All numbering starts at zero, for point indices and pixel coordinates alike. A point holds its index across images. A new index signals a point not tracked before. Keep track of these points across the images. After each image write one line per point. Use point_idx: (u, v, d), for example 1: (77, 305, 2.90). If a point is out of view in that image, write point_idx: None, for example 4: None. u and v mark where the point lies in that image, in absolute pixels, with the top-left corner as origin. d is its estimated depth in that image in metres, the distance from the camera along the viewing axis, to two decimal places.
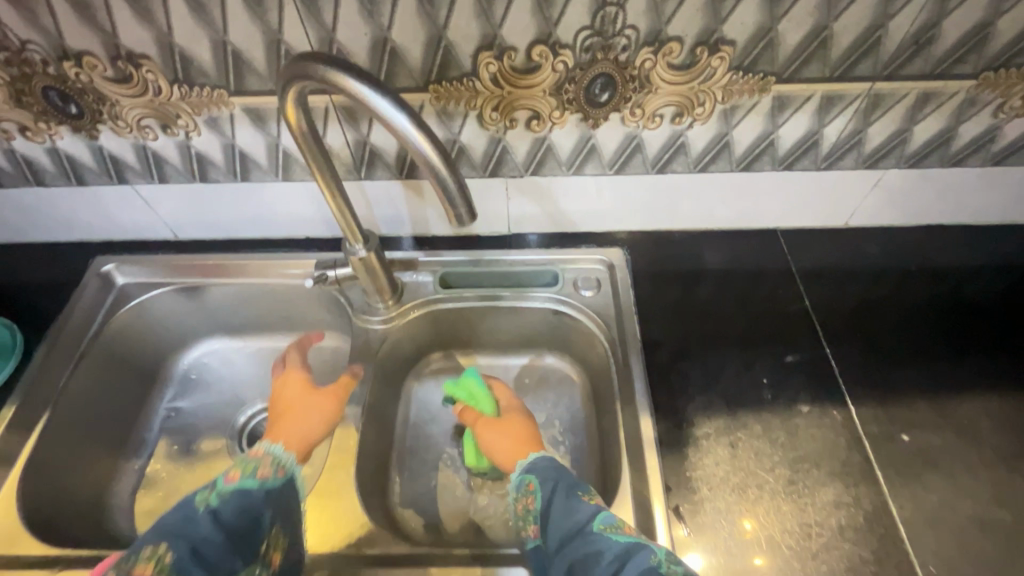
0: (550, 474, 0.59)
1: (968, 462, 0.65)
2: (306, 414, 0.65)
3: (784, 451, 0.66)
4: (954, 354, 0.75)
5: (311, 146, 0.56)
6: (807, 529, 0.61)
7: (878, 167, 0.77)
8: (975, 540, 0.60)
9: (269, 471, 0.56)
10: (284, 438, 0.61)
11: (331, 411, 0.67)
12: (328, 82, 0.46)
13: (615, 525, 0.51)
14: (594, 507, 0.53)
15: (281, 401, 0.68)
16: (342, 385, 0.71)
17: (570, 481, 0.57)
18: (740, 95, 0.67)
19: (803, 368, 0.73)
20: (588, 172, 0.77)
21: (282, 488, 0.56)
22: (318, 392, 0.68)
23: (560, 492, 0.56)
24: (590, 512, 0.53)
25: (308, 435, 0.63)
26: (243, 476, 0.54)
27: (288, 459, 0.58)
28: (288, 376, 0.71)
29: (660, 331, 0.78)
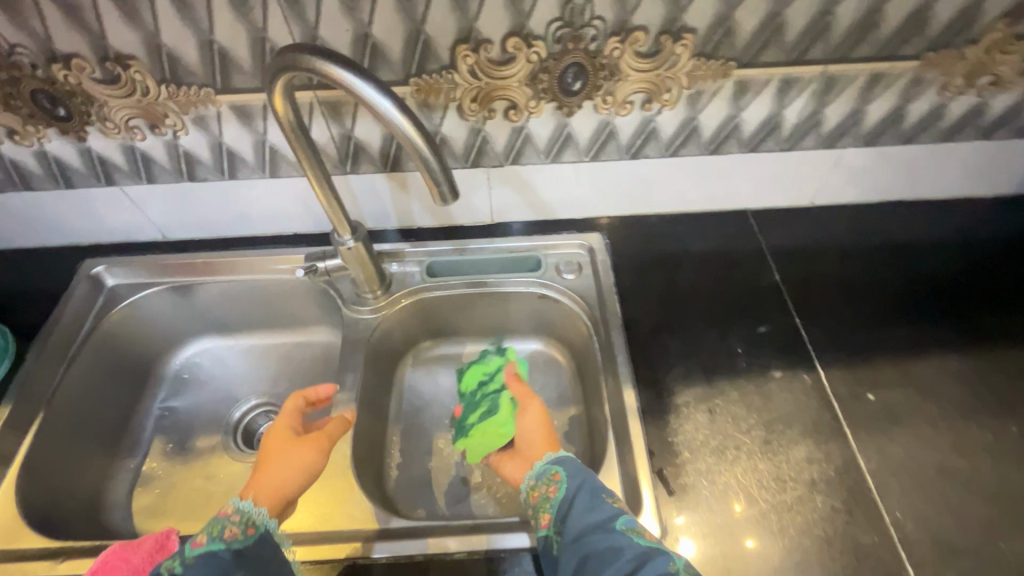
0: (578, 472, 0.60)
1: (929, 416, 0.70)
2: (287, 464, 0.63)
3: (759, 413, 0.70)
4: (913, 319, 0.80)
5: (297, 136, 0.58)
6: (782, 484, 0.65)
7: (836, 146, 0.82)
8: (937, 486, 0.65)
9: (238, 530, 0.55)
10: (257, 492, 0.60)
11: (313, 463, 0.64)
12: (313, 70, 0.48)
13: (637, 528, 0.54)
14: (617, 509, 0.56)
15: (264, 450, 0.65)
16: (327, 435, 0.67)
17: (596, 480, 0.59)
18: (704, 81, 0.71)
19: (774, 337, 0.78)
20: (565, 160, 0.81)
21: (253, 547, 0.55)
22: (304, 439, 0.66)
23: (586, 488, 0.58)
24: (613, 512, 0.55)
25: (284, 489, 0.61)
26: (210, 540, 0.53)
27: (259, 519, 0.57)
28: (282, 415, 0.69)
29: (640, 309, 0.82)
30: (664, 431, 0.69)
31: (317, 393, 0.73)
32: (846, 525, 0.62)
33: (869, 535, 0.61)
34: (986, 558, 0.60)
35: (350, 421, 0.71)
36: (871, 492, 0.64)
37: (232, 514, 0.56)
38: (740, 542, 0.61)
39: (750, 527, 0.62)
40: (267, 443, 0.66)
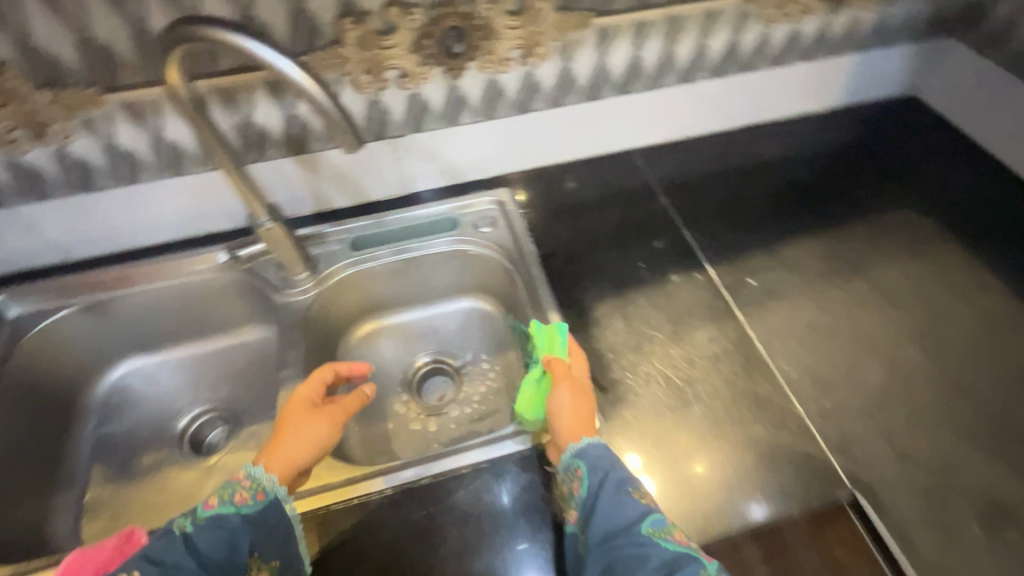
0: (605, 465, 0.60)
1: (796, 287, 0.85)
2: (304, 435, 0.65)
3: (665, 312, 0.82)
4: (775, 216, 0.95)
5: (191, 107, 0.63)
6: (690, 360, 0.77)
7: (691, 79, 0.95)
8: (810, 339, 0.79)
9: (247, 496, 0.58)
10: (271, 459, 0.62)
11: (326, 437, 0.67)
12: (208, 38, 0.54)
13: (666, 529, 0.54)
14: (643, 507, 0.56)
15: (281, 418, 0.67)
16: (344, 409, 0.70)
17: (623, 475, 0.59)
18: (570, 32, 0.80)
19: (669, 248, 0.90)
20: (464, 121, 0.89)
21: (260, 513, 0.58)
22: (322, 412, 0.68)
23: (612, 483, 0.58)
24: (641, 512, 0.56)
25: (296, 460, 0.63)
26: (221, 504, 0.56)
27: (268, 485, 0.59)
28: (306, 384, 0.71)
29: (554, 246, 0.91)
30: (589, 341, 0.79)
31: (344, 366, 0.75)
32: (744, 383, 0.74)
33: (763, 386, 0.74)
34: (851, 385, 0.74)
35: (367, 398, 0.72)
36: (760, 354, 0.77)
37: (243, 479, 0.59)
38: (664, 414, 0.72)
39: (671, 401, 0.73)
40: (288, 408, 0.68)
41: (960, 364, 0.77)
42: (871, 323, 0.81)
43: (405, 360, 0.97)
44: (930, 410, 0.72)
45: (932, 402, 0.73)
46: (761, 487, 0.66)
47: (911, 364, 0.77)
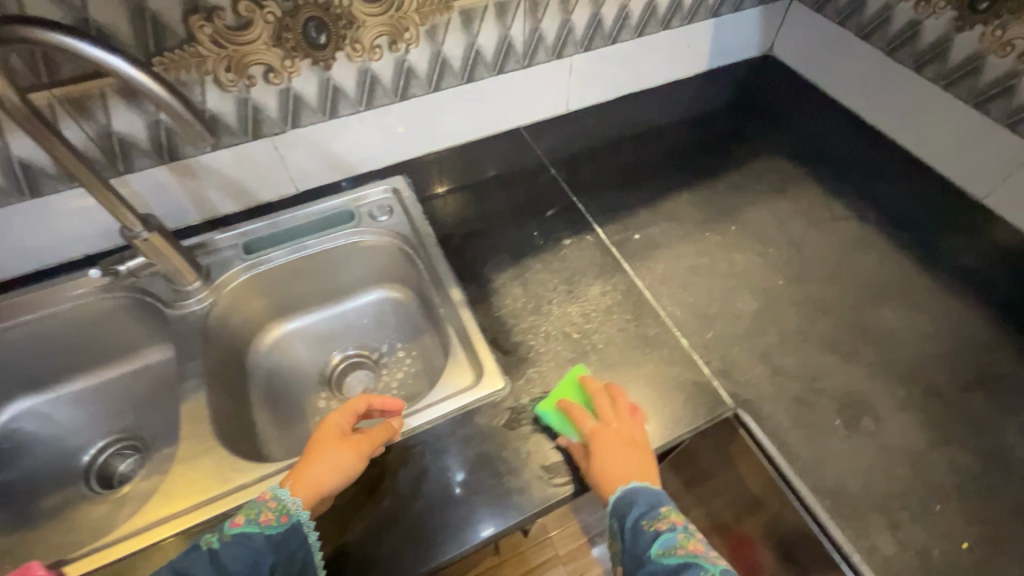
0: (622, 501, 0.60)
1: (677, 236, 0.92)
2: (330, 462, 0.63)
3: (560, 274, 0.86)
4: (656, 175, 1.02)
5: (27, 115, 0.58)
6: (586, 315, 0.81)
7: (564, 55, 1.00)
8: (692, 281, 0.86)
9: (273, 517, 0.58)
10: (296, 483, 0.61)
11: (352, 466, 0.64)
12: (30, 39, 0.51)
13: (675, 546, 0.55)
14: (652, 531, 0.57)
15: (312, 442, 0.65)
16: (375, 439, 0.66)
17: (638, 503, 0.59)
18: (433, 15, 0.82)
19: (560, 216, 0.94)
20: (344, 112, 0.89)
21: (282, 535, 0.58)
22: (350, 440, 0.65)
23: (625, 518, 0.59)
24: (651, 535, 0.57)
25: (320, 486, 0.62)
26: (247, 523, 0.58)
27: (292, 508, 0.59)
28: (339, 409, 0.68)
29: (451, 227, 0.94)
30: (491, 310, 0.82)
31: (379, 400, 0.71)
32: (635, 327, 0.80)
33: (652, 328, 0.80)
34: (729, 316, 0.82)
35: (396, 430, 0.69)
36: (648, 300, 0.83)
37: (270, 500, 0.60)
38: (563, 366, 0.76)
39: (570, 354, 0.77)
40: (318, 433, 0.66)
41: (820, 285, 0.86)
42: (744, 260, 0.88)
43: (323, 356, 0.99)
44: (797, 327, 0.80)
45: (798, 321, 0.81)
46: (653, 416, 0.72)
47: (779, 291, 0.85)
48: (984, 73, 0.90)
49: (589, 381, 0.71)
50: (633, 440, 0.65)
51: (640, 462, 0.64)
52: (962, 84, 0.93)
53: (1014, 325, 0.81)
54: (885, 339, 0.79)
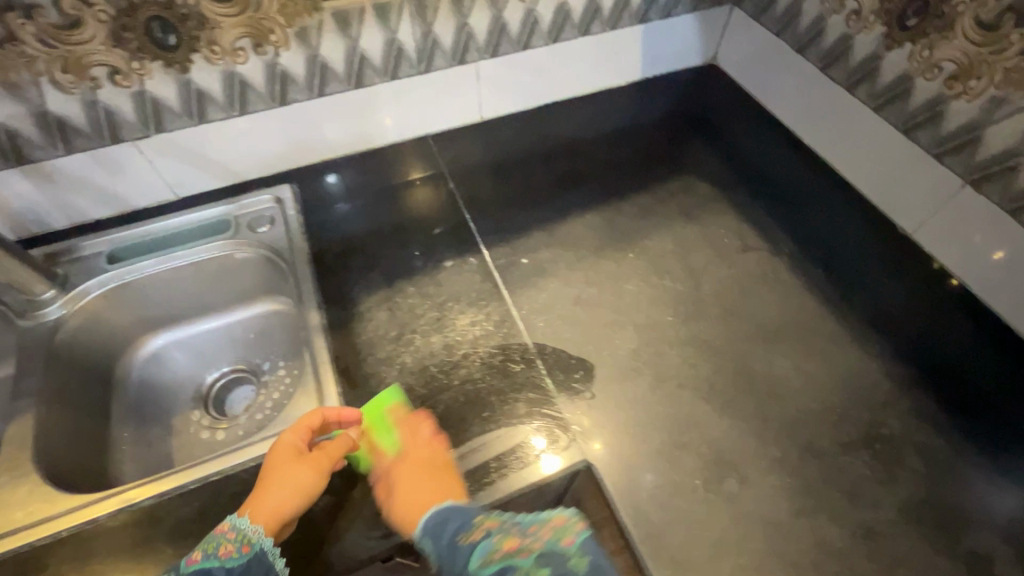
0: (433, 523, 0.54)
1: (568, 262, 0.86)
2: (288, 483, 0.58)
3: (432, 300, 0.81)
4: (562, 193, 0.96)
5: None
6: (449, 346, 0.76)
7: (466, 61, 0.94)
8: (571, 313, 0.80)
9: (233, 548, 0.53)
10: (253, 510, 0.56)
11: (314, 486, 0.59)
12: None
13: (491, 551, 0.50)
14: (468, 545, 0.51)
15: (268, 466, 0.60)
16: (335, 452, 0.61)
17: (449, 519, 0.54)
18: (300, 17, 0.77)
19: (447, 235, 0.89)
20: (214, 117, 0.84)
21: (246, 567, 0.53)
22: (308, 458, 0.60)
23: (437, 539, 0.53)
24: (466, 548, 0.51)
25: (281, 511, 0.56)
26: (204, 558, 0.52)
27: (254, 536, 0.54)
28: (290, 427, 0.63)
29: (332, 243, 0.89)
30: (349, 336, 0.77)
31: (334, 412, 0.65)
32: (498, 363, 0.74)
33: (516, 365, 0.74)
34: (604, 355, 0.75)
35: (355, 441, 0.63)
36: (520, 333, 0.77)
37: (229, 531, 0.54)
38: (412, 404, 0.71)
39: (422, 390, 0.72)
40: (271, 455, 0.60)
41: (712, 324, 0.79)
42: (633, 292, 0.82)
43: (197, 376, 0.92)
44: (675, 371, 0.74)
45: (678, 364, 0.75)
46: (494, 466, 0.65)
47: (665, 329, 0.78)
48: (912, 97, 0.82)
49: (394, 414, 0.66)
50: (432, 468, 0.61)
51: (443, 485, 0.60)
52: (891, 107, 0.85)
53: (915, 380, 0.74)
54: (770, 389, 0.73)
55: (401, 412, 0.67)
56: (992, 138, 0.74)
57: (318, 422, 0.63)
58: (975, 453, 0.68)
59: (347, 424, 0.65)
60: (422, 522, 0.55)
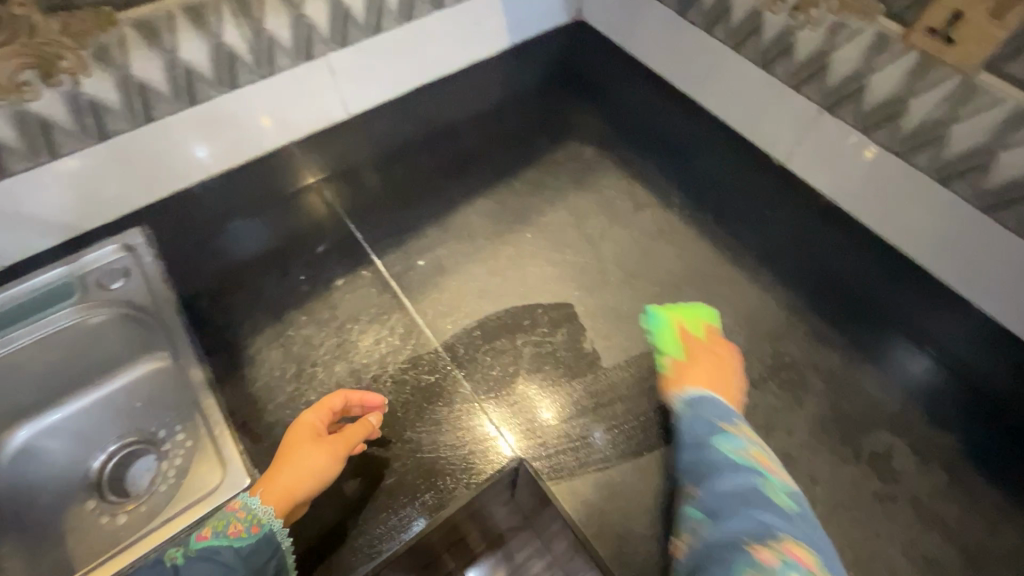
0: (698, 402, 0.65)
1: (466, 255, 0.82)
2: (299, 466, 0.58)
3: (328, 326, 0.74)
4: (449, 181, 0.91)
5: None
6: (356, 372, 0.71)
7: (314, 56, 0.84)
8: (478, 309, 0.77)
9: (242, 528, 0.55)
10: (264, 490, 0.57)
11: (324, 470, 0.59)
12: None
13: (741, 450, 0.61)
14: (732, 434, 0.62)
15: (287, 443, 0.61)
16: (351, 438, 0.61)
17: (713, 408, 0.65)
18: (93, 34, 0.65)
19: (332, 251, 0.82)
20: (18, 167, 0.70)
21: (252, 547, 0.54)
22: (324, 441, 0.60)
23: (698, 417, 0.64)
24: (721, 432, 0.62)
25: (291, 495, 0.57)
26: (215, 535, 0.54)
27: (262, 517, 0.55)
28: (314, 406, 0.63)
29: (202, 284, 0.79)
30: (241, 386, 0.69)
31: (358, 394, 0.65)
32: (410, 378, 0.70)
33: (429, 377, 0.70)
34: (520, 346, 0.74)
35: (374, 428, 0.63)
36: (429, 341, 0.73)
37: (239, 510, 0.56)
38: None
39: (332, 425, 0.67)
40: (292, 434, 0.62)
41: (618, 291, 0.79)
42: (537, 273, 0.80)
43: (77, 465, 0.79)
44: (590, 346, 0.74)
45: (591, 338, 0.75)
46: (428, 483, 0.62)
47: (574, 305, 0.77)
48: (763, 32, 0.83)
49: (710, 329, 0.75)
50: (731, 372, 0.71)
51: (723, 386, 0.69)
52: (747, 44, 0.86)
53: (807, 303, 0.79)
54: None
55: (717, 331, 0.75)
56: (838, 63, 0.76)
57: (338, 404, 0.63)
58: (863, 361, 0.73)
59: (371, 409, 0.65)
60: (683, 396, 0.66)
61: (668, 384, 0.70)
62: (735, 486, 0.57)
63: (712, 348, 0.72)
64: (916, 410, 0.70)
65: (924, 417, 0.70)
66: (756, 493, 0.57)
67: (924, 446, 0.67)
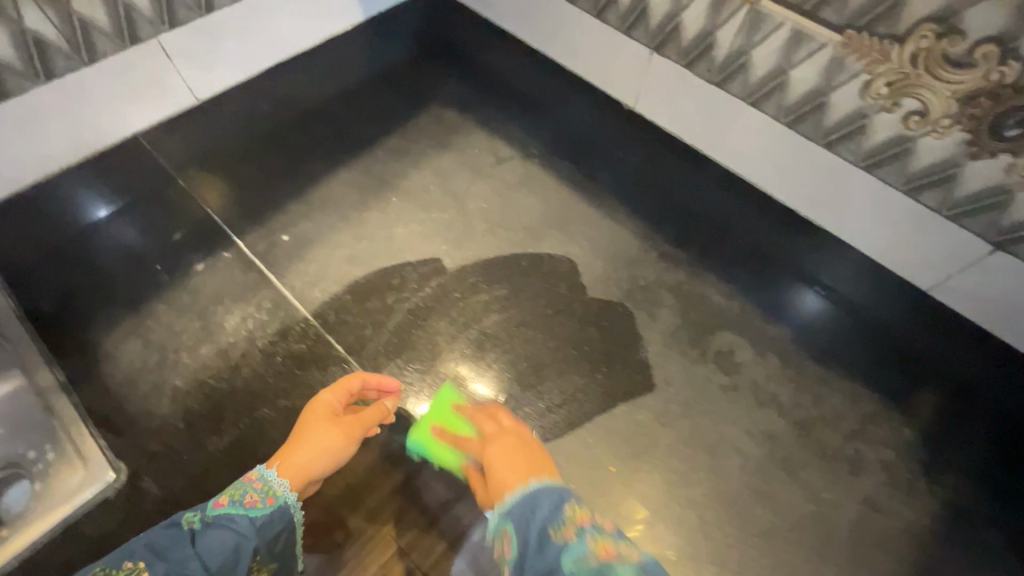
0: (523, 505, 0.54)
1: (332, 225, 0.82)
2: (317, 442, 0.59)
3: (190, 311, 0.73)
4: (311, 156, 0.90)
5: None
6: (223, 351, 0.70)
7: (142, 38, 0.80)
8: (347, 274, 0.77)
9: (259, 499, 0.54)
10: (281, 465, 0.57)
11: (340, 449, 0.60)
12: None
13: (585, 554, 0.49)
14: (560, 547, 0.49)
15: (303, 419, 0.62)
16: (368, 422, 0.63)
17: (546, 499, 0.54)
18: None
19: (190, 237, 0.79)
20: None
21: (269, 517, 0.54)
22: (342, 421, 0.61)
23: None
24: (560, 550, 0.49)
25: (306, 471, 0.58)
26: (231, 503, 0.53)
27: (280, 489, 0.55)
28: (332, 386, 0.64)
29: (44, 288, 0.74)
30: (99, 383, 0.67)
31: (375, 379, 0.67)
32: (280, 349, 0.70)
33: (299, 344, 0.71)
34: (391, 303, 0.75)
35: (388, 414, 0.65)
36: (298, 311, 0.74)
37: (256, 481, 0.55)
38: (195, 424, 0.65)
39: (201, 407, 0.66)
40: (308, 411, 0.62)
41: (483, 241, 0.82)
42: (404, 234, 0.82)
43: None
44: (459, 294, 0.77)
45: (460, 287, 0.78)
46: None
47: (441, 259, 0.80)
48: None
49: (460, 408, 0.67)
50: (528, 445, 0.62)
51: (529, 462, 0.59)
52: None
53: (657, 231, 0.85)
54: (546, 280, 0.79)
55: (472, 407, 0.67)
56: (656, 5, 0.82)
57: (356, 386, 0.65)
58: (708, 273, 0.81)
59: (385, 393, 0.67)
60: (508, 505, 0.55)
61: (484, 490, 0.61)
62: None
63: (479, 450, 0.64)
64: (754, 310, 0.78)
65: (760, 314, 0.78)
66: None
67: (761, 339, 0.76)
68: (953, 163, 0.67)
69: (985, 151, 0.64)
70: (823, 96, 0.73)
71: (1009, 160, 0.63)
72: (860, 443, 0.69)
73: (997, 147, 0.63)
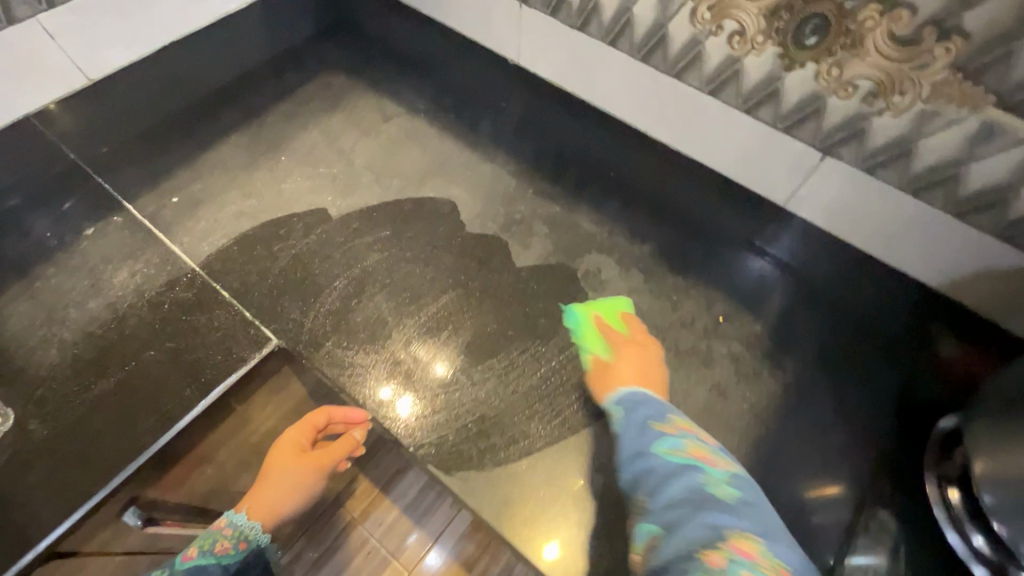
0: (628, 401, 0.65)
1: (222, 186, 0.86)
2: (287, 480, 0.70)
3: (79, 271, 0.76)
4: (201, 125, 0.94)
5: None
6: (111, 304, 0.73)
7: (20, 18, 0.80)
8: (235, 227, 0.82)
9: (229, 545, 0.64)
10: (251, 508, 0.68)
11: (307, 482, 0.72)
12: None
13: (677, 447, 0.60)
14: (654, 432, 0.61)
15: (272, 463, 0.71)
16: (332, 455, 0.73)
17: (642, 408, 0.64)
18: None
19: (78, 205, 0.83)
20: None
21: (239, 561, 0.64)
22: (309, 458, 0.72)
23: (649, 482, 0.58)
24: (655, 434, 0.61)
25: (274, 508, 0.69)
26: (202, 553, 0.61)
27: (250, 533, 0.66)
28: (301, 424, 0.72)
29: None
30: None
31: (340, 413, 0.73)
32: (166, 299, 0.74)
33: (186, 293, 0.75)
34: (276, 250, 0.80)
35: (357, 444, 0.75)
36: (185, 263, 0.78)
37: (225, 529, 0.65)
38: (82, 370, 0.68)
39: (88, 355, 0.69)
40: (276, 450, 0.72)
41: (368, 190, 0.87)
42: (291, 188, 0.86)
43: None
44: (343, 239, 0.81)
45: (344, 232, 0.82)
46: (191, 383, 0.69)
47: (326, 209, 0.84)
48: None
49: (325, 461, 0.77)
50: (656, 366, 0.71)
51: (650, 381, 0.69)
52: None
53: (534, 170, 0.91)
54: (426, 221, 0.84)
55: (638, 318, 0.76)
56: None
57: (322, 422, 0.73)
58: (580, 203, 0.87)
59: (352, 424, 0.73)
60: (614, 397, 0.66)
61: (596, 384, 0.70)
62: (682, 495, 0.55)
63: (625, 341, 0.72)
64: (622, 233, 0.84)
65: (627, 236, 0.84)
66: (700, 495, 0.55)
67: (627, 258, 0.82)
68: (774, 78, 0.73)
69: (795, 63, 0.70)
70: (663, 28, 0.78)
71: (815, 68, 0.69)
72: (711, 340, 0.75)
73: (804, 57, 0.69)
